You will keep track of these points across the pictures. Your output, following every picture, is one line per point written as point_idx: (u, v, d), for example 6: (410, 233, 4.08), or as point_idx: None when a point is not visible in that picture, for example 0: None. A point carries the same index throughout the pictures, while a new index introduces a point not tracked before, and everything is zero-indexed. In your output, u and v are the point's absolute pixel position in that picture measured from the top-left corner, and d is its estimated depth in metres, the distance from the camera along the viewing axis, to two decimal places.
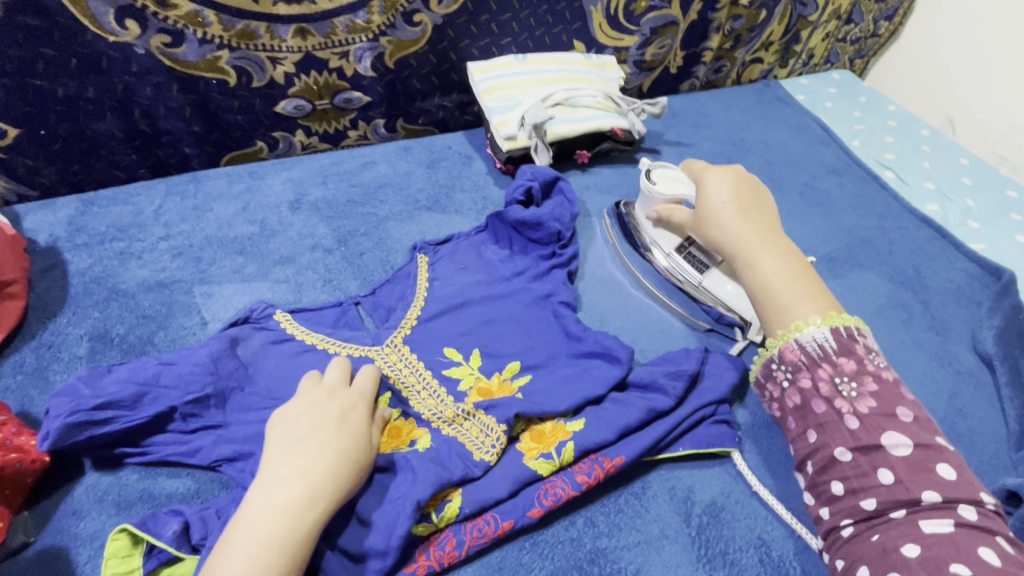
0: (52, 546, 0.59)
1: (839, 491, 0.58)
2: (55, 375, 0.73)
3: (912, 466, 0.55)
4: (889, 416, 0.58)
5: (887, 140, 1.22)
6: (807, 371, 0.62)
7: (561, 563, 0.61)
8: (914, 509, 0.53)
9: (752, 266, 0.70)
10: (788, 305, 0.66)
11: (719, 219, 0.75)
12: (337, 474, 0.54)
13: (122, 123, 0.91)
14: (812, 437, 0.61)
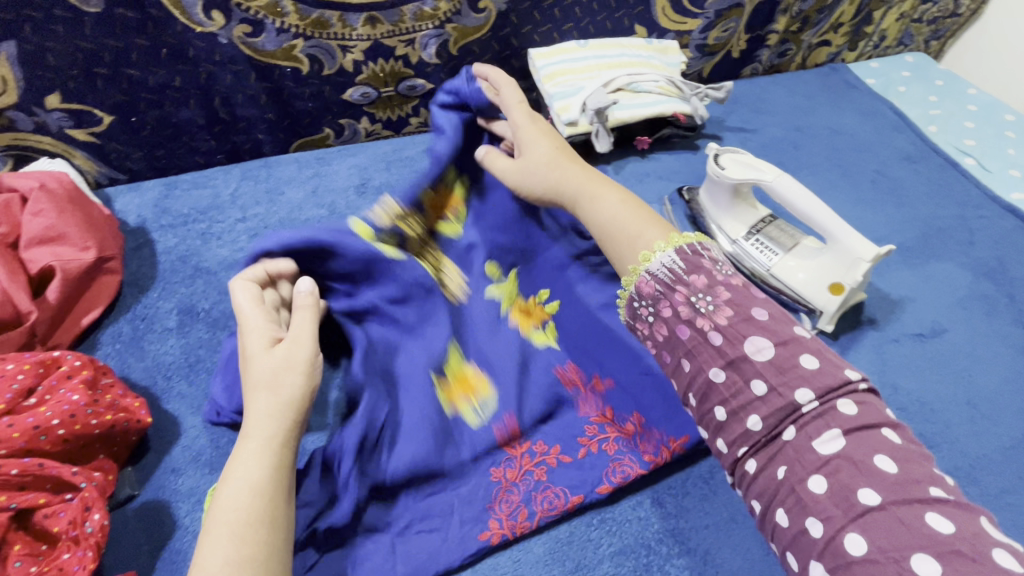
0: (154, 500, 0.64)
1: (723, 417, 0.51)
2: (149, 344, 0.79)
3: (779, 369, 0.49)
4: (748, 321, 0.52)
5: (967, 126, 1.16)
6: (665, 300, 0.56)
7: (629, 541, 0.62)
8: (801, 421, 0.47)
9: (593, 205, 0.68)
10: (636, 236, 0.63)
11: (536, 169, 0.72)
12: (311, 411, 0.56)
13: (204, 110, 0.96)
14: (687, 366, 0.54)
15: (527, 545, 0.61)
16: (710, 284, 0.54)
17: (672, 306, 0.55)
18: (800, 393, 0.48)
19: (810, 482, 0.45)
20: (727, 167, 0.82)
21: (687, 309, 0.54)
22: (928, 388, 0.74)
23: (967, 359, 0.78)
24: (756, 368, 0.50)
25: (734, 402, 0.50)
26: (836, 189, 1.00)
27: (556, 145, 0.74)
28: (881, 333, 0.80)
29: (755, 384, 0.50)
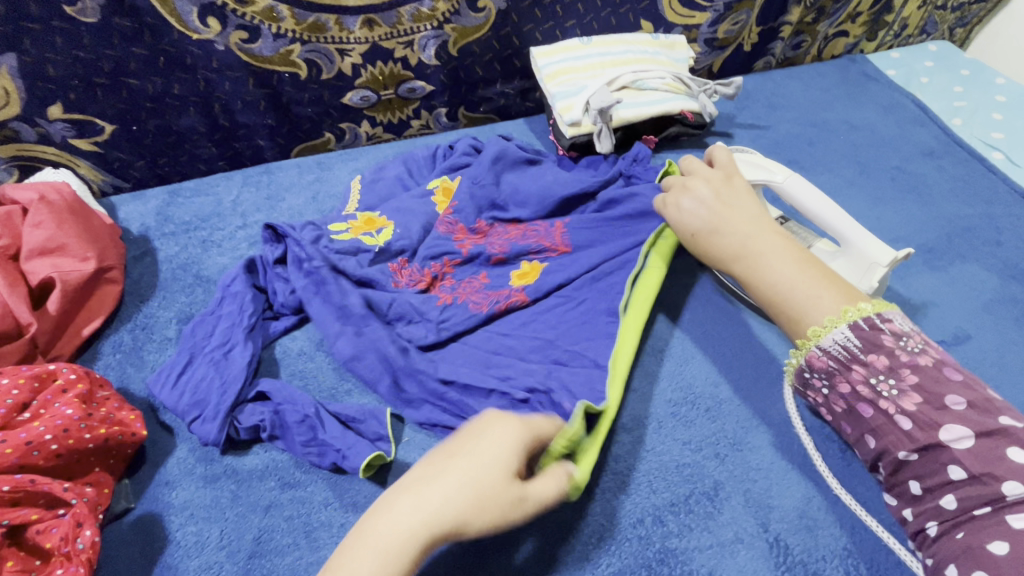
0: (148, 513, 0.64)
1: (918, 490, 0.50)
2: (149, 354, 0.79)
3: (984, 458, 0.46)
4: (940, 408, 0.49)
5: (994, 117, 1.10)
6: (842, 376, 0.55)
7: (629, 561, 0.59)
8: (1001, 505, 0.44)
9: (756, 270, 0.60)
10: (804, 311, 0.57)
11: (699, 228, 0.66)
12: (479, 503, 0.49)
13: (204, 117, 0.96)
14: (869, 441, 0.53)
15: (522, 564, 0.60)
16: (894, 362, 0.51)
17: (850, 382, 0.54)
18: (1007, 485, 0.44)
19: (989, 547, 0.43)
20: None
21: (867, 388, 0.53)
22: None
23: (994, 368, 0.73)
24: (954, 455, 0.47)
25: (931, 480, 0.49)
26: (852, 188, 0.96)
27: (716, 197, 0.67)
28: None
29: (952, 468, 0.47)
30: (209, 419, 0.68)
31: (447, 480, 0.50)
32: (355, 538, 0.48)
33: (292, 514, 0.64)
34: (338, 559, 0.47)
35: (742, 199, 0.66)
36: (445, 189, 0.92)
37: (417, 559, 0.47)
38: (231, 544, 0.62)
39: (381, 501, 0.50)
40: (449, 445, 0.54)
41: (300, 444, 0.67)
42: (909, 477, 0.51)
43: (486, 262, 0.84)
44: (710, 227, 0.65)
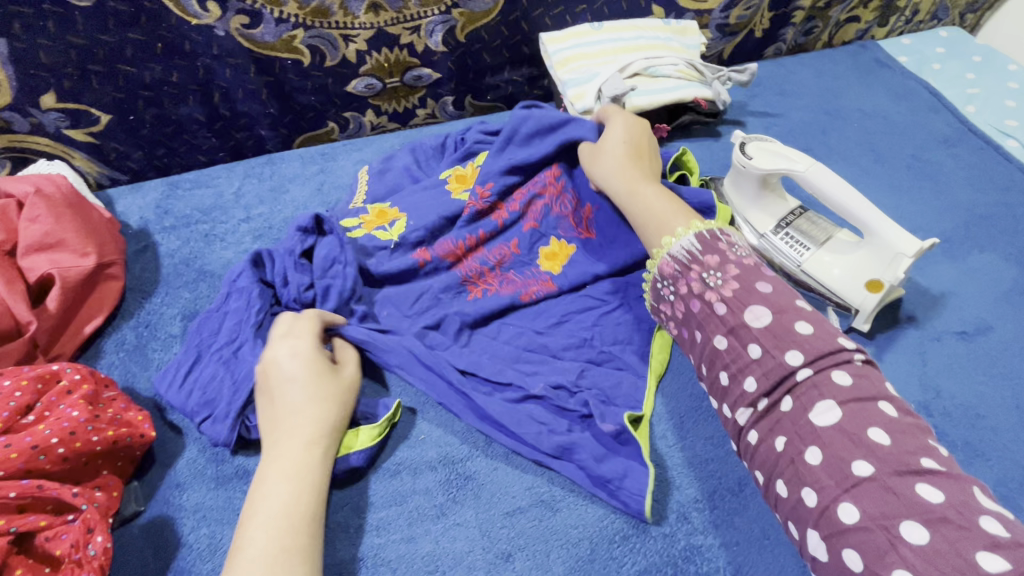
0: (159, 516, 0.62)
1: (750, 386, 0.56)
2: (153, 352, 0.76)
3: (776, 335, 0.56)
4: (750, 292, 0.59)
5: (1007, 105, 1.09)
6: (682, 280, 0.64)
7: (654, 559, 0.59)
8: (796, 394, 0.54)
9: (631, 201, 0.75)
10: (663, 223, 0.71)
11: (600, 168, 0.80)
12: (325, 415, 0.62)
13: (204, 106, 0.93)
14: (698, 335, 0.62)
15: (546, 563, 0.58)
16: (722, 262, 0.62)
17: (688, 284, 0.63)
18: (800, 372, 0.54)
19: (806, 456, 0.51)
20: (754, 156, 0.77)
21: (699, 284, 0.62)
22: (975, 391, 0.69)
23: (1016, 358, 0.72)
24: (754, 335, 0.57)
25: (735, 366, 0.57)
26: (868, 177, 0.94)
27: (618, 155, 0.80)
28: (921, 331, 0.75)
29: (751, 347, 0.57)
30: (220, 419, 0.66)
31: (294, 402, 0.62)
32: (257, 480, 0.58)
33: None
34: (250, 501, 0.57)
35: (642, 155, 0.81)
36: (458, 176, 0.88)
37: (319, 468, 0.59)
38: None
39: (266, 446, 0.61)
40: (286, 368, 0.64)
41: None
42: (744, 376, 0.57)
43: (518, 234, 0.82)
44: (605, 159, 0.80)
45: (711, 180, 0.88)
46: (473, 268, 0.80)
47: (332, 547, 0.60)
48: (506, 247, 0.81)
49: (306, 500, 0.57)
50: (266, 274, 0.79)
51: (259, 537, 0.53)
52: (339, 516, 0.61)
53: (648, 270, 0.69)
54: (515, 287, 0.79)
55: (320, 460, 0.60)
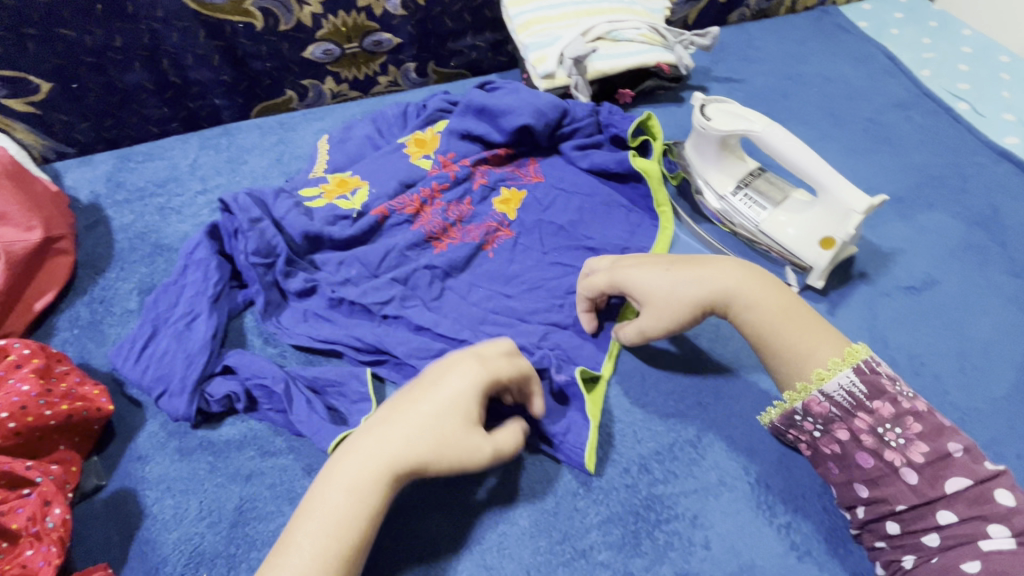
0: (121, 489, 0.61)
1: (896, 531, 0.53)
2: (109, 328, 0.74)
3: (928, 479, 0.51)
4: (944, 457, 0.51)
5: (961, 69, 1.11)
6: (842, 422, 0.56)
7: (617, 508, 0.61)
8: (945, 532, 0.50)
9: (747, 309, 0.60)
10: (805, 353, 0.58)
11: (677, 291, 0.62)
12: (449, 444, 0.54)
13: (152, 73, 0.89)
14: (862, 490, 0.55)
15: (512, 517, 0.60)
16: (895, 411, 0.53)
17: (851, 430, 0.55)
18: (993, 527, 0.48)
19: (963, 565, 0.48)
20: (713, 118, 0.78)
21: (871, 437, 0.54)
22: (920, 341, 0.72)
23: (960, 310, 0.75)
24: (950, 503, 0.50)
25: (912, 521, 0.52)
26: (826, 140, 0.96)
27: (672, 263, 0.65)
28: (872, 287, 0.78)
29: (944, 513, 0.50)
30: (176, 394, 0.64)
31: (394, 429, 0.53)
32: (304, 508, 0.50)
33: (274, 481, 0.62)
34: (294, 525, 0.49)
35: (699, 263, 0.64)
36: (417, 141, 0.90)
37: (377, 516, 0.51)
38: (212, 514, 0.60)
39: (321, 476, 0.52)
40: (451, 391, 0.55)
41: (272, 413, 0.66)
42: (882, 518, 0.54)
43: (469, 190, 0.86)
44: (686, 269, 0.63)
45: (672, 145, 0.89)
46: (434, 224, 0.81)
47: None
48: (462, 202, 0.84)
49: (353, 513, 0.49)
50: (220, 249, 0.77)
51: (300, 536, 0.48)
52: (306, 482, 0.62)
53: (784, 399, 0.60)
54: (481, 238, 0.81)
55: (388, 484, 0.51)
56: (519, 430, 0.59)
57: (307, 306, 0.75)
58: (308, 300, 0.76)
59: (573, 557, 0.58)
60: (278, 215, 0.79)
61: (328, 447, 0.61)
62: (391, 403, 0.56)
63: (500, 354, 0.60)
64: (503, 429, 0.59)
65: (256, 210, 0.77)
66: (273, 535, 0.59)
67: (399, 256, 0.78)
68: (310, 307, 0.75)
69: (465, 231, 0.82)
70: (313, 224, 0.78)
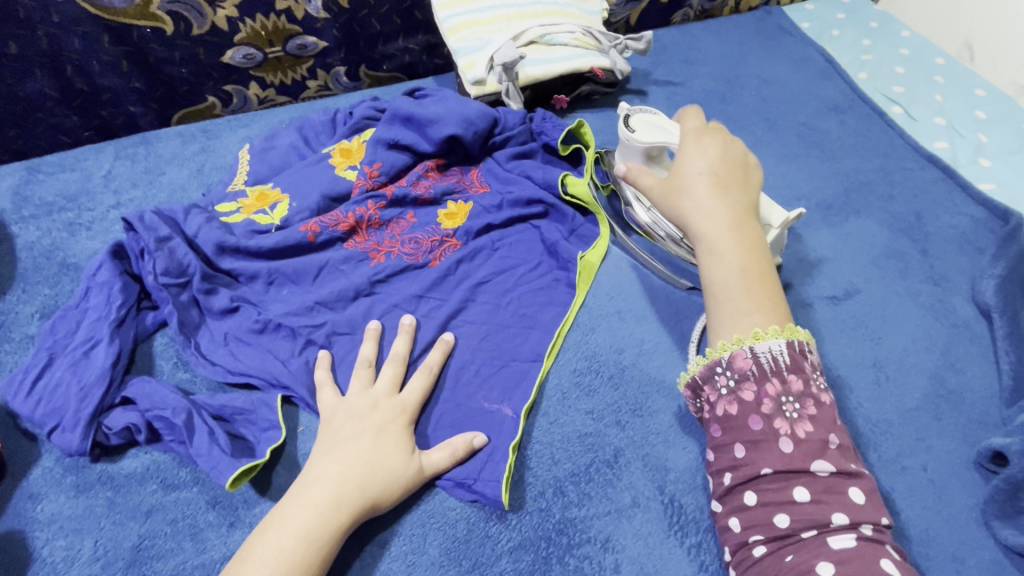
0: (9, 531, 0.58)
1: (752, 502, 0.52)
2: (6, 355, 0.70)
3: (805, 458, 0.51)
4: (823, 445, 0.52)
5: (897, 71, 1.12)
6: (754, 382, 0.55)
7: (528, 534, 0.60)
8: (801, 514, 0.50)
9: (712, 254, 0.61)
10: (745, 310, 0.58)
11: (693, 185, 0.65)
12: (371, 485, 0.56)
13: (56, 80, 0.84)
14: (739, 447, 0.54)
15: (422, 547, 0.59)
16: (804, 390, 0.55)
17: (758, 393, 0.55)
18: (837, 515, 0.49)
19: (817, 567, 0.47)
20: (636, 129, 0.76)
21: (772, 403, 0.54)
22: (838, 353, 0.73)
23: (878, 319, 0.76)
24: (808, 479, 0.51)
25: (771, 496, 0.51)
26: (760, 146, 0.96)
27: (712, 173, 0.65)
28: (794, 298, 0.78)
29: (801, 489, 0.50)
30: (69, 429, 0.62)
31: (333, 469, 0.57)
32: (240, 557, 0.52)
33: (175, 516, 0.60)
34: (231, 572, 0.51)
35: (734, 188, 0.65)
36: (344, 150, 0.87)
37: (314, 564, 0.52)
38: (106, 554, 0.58)
39: (264, 520, 0.54)
40: (374, 422, 0.61)
41: (175, 444, 0.63)
42: (742, 487, 0.53)
43: (404, 206, 0.84)
44: (712, 182, 0.65)
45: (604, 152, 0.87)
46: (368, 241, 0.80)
47: (201, 547, 0.58)
48: (401, 218, 0.83)
49: (304, 562, 0.51)
50: (124, 267, 0.74)
51: None
52: (210, 517, 0.60)
53: (715, 345, 0.59)
54: (415, 252, 0.79)
55: (340, 529, 0.54)
56: (456, 454, 0.62)
57: (226, 329, 0.72)
58: (228, 321, 0.72)
59: None
60: (191, 232, 0.75)
61: (228, 483, 0.59)
62: (328, 444, 0.60)
63: (394, 381, 0.65)
64: (438, 447, 0.62)
65: (164, 228, 0.73)
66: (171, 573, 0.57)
67: (330, 271, 0.76)
68: (230, 330, 0.71)
69: (396, 244, 0.80)
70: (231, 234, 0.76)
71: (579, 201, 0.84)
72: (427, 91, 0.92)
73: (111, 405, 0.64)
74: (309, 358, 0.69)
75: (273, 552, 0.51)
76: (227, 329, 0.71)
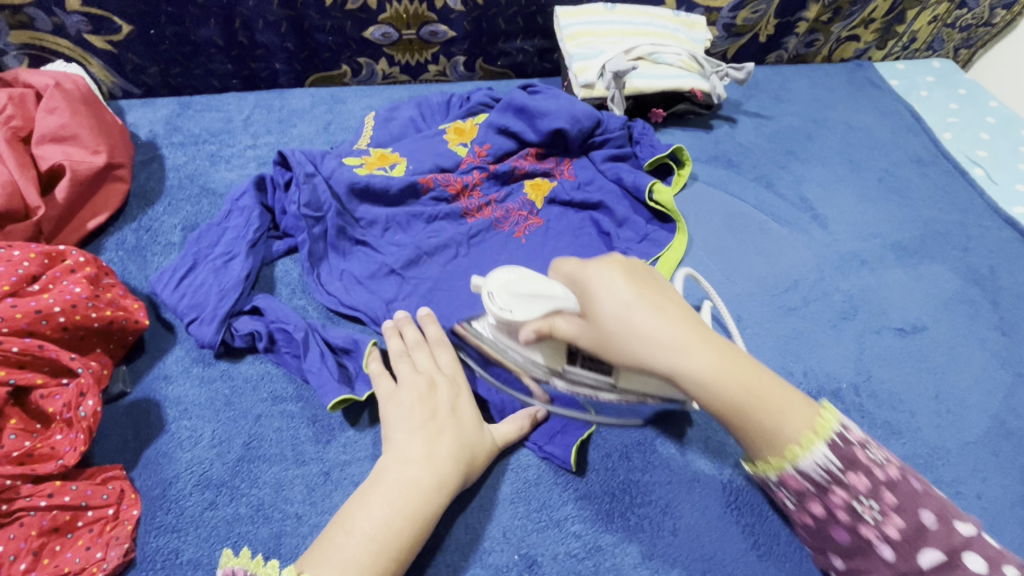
0: (144, 399, 0.67)
1: (841, 565, 0.55)
2: (152, 255, 0.80)
3: (897, 507, 0.51)
4: (916, 527, 0.51)
5: (982, 136, 1.16)
6: (817, 498, 0.54)
7: (595, 487, 0.65)
8: (975, 556, 0.49)
9: (677, 356, 0.54)
10: (775, 408, 0.54)
11: (620, 331, 0.55)
12: (463, 468, 0.59)
13: (224, 32, 0.96)
14: (838, 559, 0.55)
15: (496, 481, 0.64)
16: (871, 481, 0.52)
17: (827, 506, 0.54)
18: (926, 547, 0.50)
19: (922, 558, 0.50)
20: (511, 307, 0.59)
21: (847, 515, 0.53)
22: (902, 381, 0.76)
23: (944, 356, 0.79)
24: (926, 531, 0.50)
25: (852, 558, 0.54)
26: (841, 184, 1.01)
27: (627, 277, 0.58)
28: (863, 325, 0.82)
29: (884, 545, 0.51)
30: (206, 322, 0.70)
31: (430, 451, 0.58)
32: (344, 527, 0.53)
33: (280, 426, 0.67)
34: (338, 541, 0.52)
35: (647, 283, 0.59)
36: (457, 129, 0.96)
37: (416, 536, 0.55)
38: (221, 445, 0.65)
39: (361, 494, 0.56)
40: (454, 407, 0.63)
41: (289, 356, 0.71)
42: (838, 558, 0.55)
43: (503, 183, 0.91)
44: (647, 313, 0.56)
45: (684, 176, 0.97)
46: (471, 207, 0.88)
47: (301, 458, 0.65)
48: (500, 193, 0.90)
49: (412, 534, 0.54)
50: (263, 199, 0.83)
51: (360, 548, 0.51)
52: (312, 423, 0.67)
53: (756, 467, 0.57)
54: (504, 223, 0.87)
55: (439, 508, 0.57)
56: (520, 427, 0.66)
57: (345, 266, 0.80)
58: (344, 257, 0.81)
59: (547, 524, 0.62)
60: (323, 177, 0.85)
61: (330, 404, 0.65)
62: (416, 424, 0.60)
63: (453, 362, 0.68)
64: (504, 421, 0.66)
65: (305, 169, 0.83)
66: (274, 477, 0.64)
67: (434, 230, 0.84)
68: (347, 265, 0.80)
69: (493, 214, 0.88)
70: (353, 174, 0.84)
71: (662, 207, 0.89)
72: (539, 89, 1.01)
73: (240, 311, 0.72)
74: (409, 300, 0.77)
75: (378, 529, 0.53)
76: (341, 264, 0.80)
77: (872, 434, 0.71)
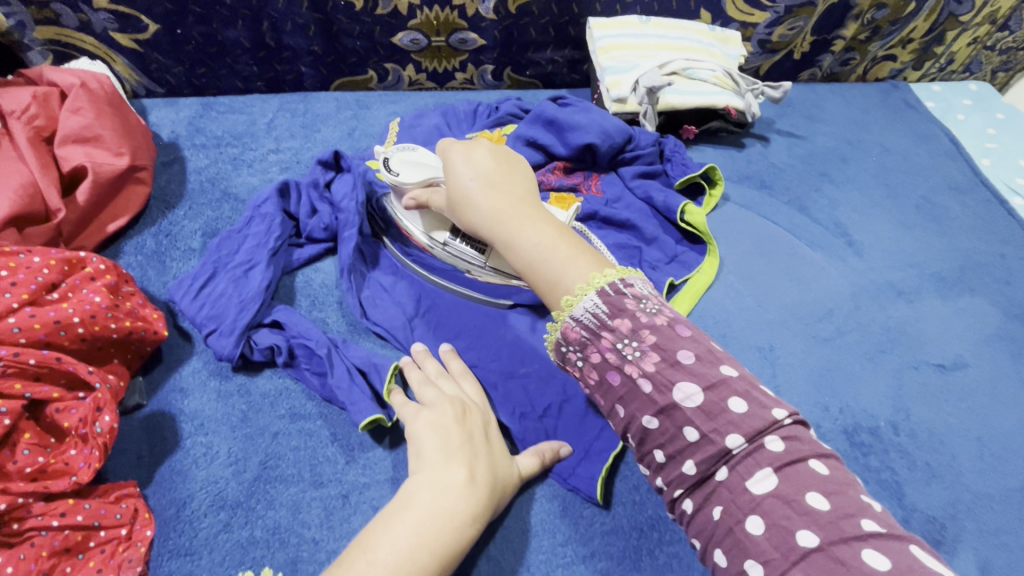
0: (159, 413, 0.65)
1: (662, 459, 0.50)
2: (171, 261, 0.78)
3: (709, 414, 0.48)
4: (677, 377, 0.50)
5: (1021, 164, 1.12)
6: (593, 346, 0.53)
7: (623, 523, 0.62)
8: (732, 462, 0.47)
9: (512, 240, 0.61)
10: (558, 277, 0.58)
11: (471, 194, 0.64)
12: (493, 499, 0.56)
13: (251, 33, 0.94)
14: (632, 419, 0.52)
15: (521, 513, 0.62)
16: (634, 326, 0.52)
17: (600, 351, 0.53)
18: (729, 436, 0.47)
19: (747, 524, 0.45)
20: (401, 172, 0.71)
21: (613, 356, 0.52)
22: (942, 420, 0.73)
23: (985, 395, 0.76)
24: (704, 411, 0.48)
25: (670, 448, 0.50)
26: (877, 210, 0.98)
27: (493, 155, 0.67)
28: (901, 359, 0.79)
29: (687, 429, 0.49)
30: (225, 334, 0.68)
31: (460, 476, 0.54)
32: (364, 552, 0.48)
33: (298, 444, 0.65)
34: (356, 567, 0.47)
35: (507, 179, 0.65)
36: (484, 140, 0.94)
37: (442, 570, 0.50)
38: (237, 462, 0.63)
39: (383, 518, 0.51)
40: (482, 434, 0.60)
41: (310, 373, 0.68)
42: (671, 463, 0.50)
43: None
44: (481, 188, 0.64)
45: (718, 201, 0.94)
46: None
47: (319, 479, 0.63)
48: None
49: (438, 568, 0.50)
50: (286, 207, 0.81)
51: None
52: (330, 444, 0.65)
53: (550, 330, 0.57)
54: None
55: (467, 541, 0.52)
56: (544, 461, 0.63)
57: (368, 280, 0.78)
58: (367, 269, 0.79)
59: (573, 561, 0.60)
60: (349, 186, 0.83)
61: (362, 422, 0.64)
62: (443, 447, 0.57)
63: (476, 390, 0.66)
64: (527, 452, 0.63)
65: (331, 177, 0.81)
66: (291, 498, 0.61)
67: None
68: (369, 277, 0.78)
69: None
70: (379, 184, 0.82)
71: (693, 227, 0.87)
72: (570, 101, 0.98)
73: (260, 324, 0.70)
74: (433, 318, 0.74)
75: (404, 560, 0.48)
76: (364, 277, 0.78)
77: (911, 477, 0.68)
